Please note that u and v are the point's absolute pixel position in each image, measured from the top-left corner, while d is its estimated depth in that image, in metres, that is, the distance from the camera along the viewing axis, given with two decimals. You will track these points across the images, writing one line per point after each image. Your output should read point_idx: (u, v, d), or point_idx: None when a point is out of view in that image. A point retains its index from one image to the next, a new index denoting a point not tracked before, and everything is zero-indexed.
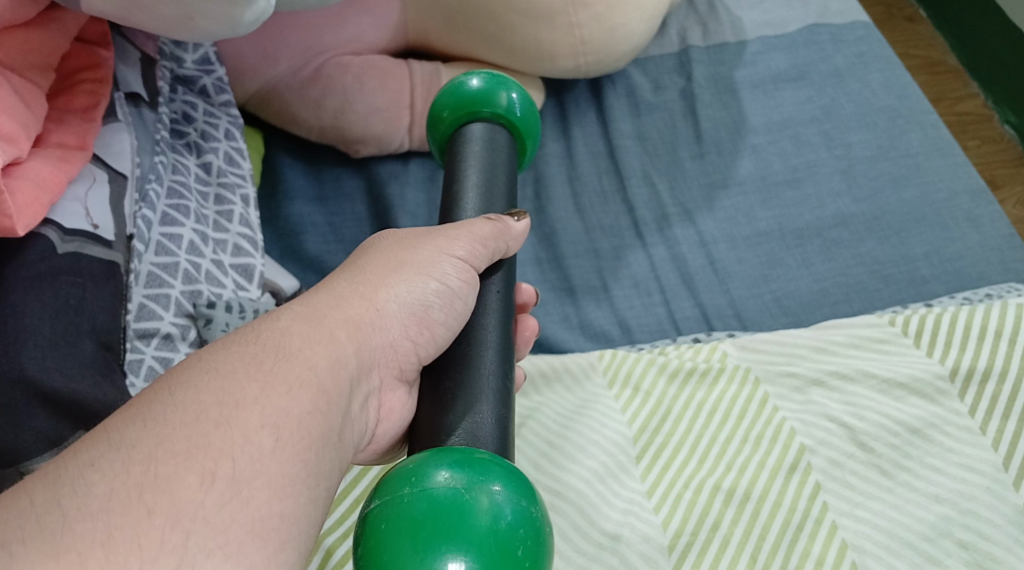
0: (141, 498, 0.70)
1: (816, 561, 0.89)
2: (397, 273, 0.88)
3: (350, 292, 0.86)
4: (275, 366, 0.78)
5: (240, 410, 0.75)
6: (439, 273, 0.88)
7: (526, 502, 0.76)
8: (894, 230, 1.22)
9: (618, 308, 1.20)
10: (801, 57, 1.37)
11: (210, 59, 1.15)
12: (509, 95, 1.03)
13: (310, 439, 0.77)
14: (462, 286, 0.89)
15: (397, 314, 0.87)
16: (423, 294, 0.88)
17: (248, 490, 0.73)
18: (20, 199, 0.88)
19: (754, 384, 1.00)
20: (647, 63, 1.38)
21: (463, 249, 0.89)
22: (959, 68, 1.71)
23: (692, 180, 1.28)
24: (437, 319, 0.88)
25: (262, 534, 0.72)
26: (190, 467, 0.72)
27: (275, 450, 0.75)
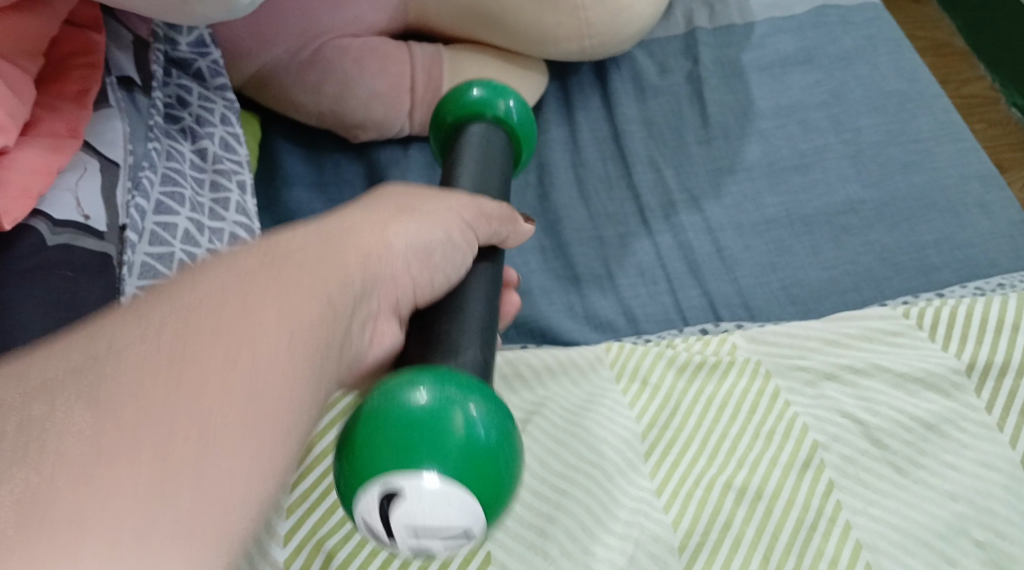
0: (144, 390, 0.67)
1: (830, 561, 0.87)
2: (408, 213, 0.84)
3: (364, 220, 0.82)
4: (290, 274, 0.75)
5: (252, 314, 0.72)
6: (445, 224, 0.85)
7: (504, 422, 0.73)
8: (904, 216, 1.20)
9: (624, 297, 1.17)
10: (809, 40, 1.35)
11: (204, 41, 1.11)
12: (508, 103, 1.02)
13: (316, 346, 0.73)
14: (462, 242, 0.86)
15: (405, 249, 0.82)
16: (431, 238, 0.84)
17: (248, 395, 0.69)
18: (7, 191, 0.86)
19: (765, 377, 0.97)
20: (653, 45, 1.35)
21: (468, 213, 0.87)
22: (966, 52, 1.68)
23: (699, 166, 1.25)
24: (437, 265, 0.84)
25: (257, 446, 0.68)
26: (200, 357, 0.69)
27: (284, 348, 0.71)
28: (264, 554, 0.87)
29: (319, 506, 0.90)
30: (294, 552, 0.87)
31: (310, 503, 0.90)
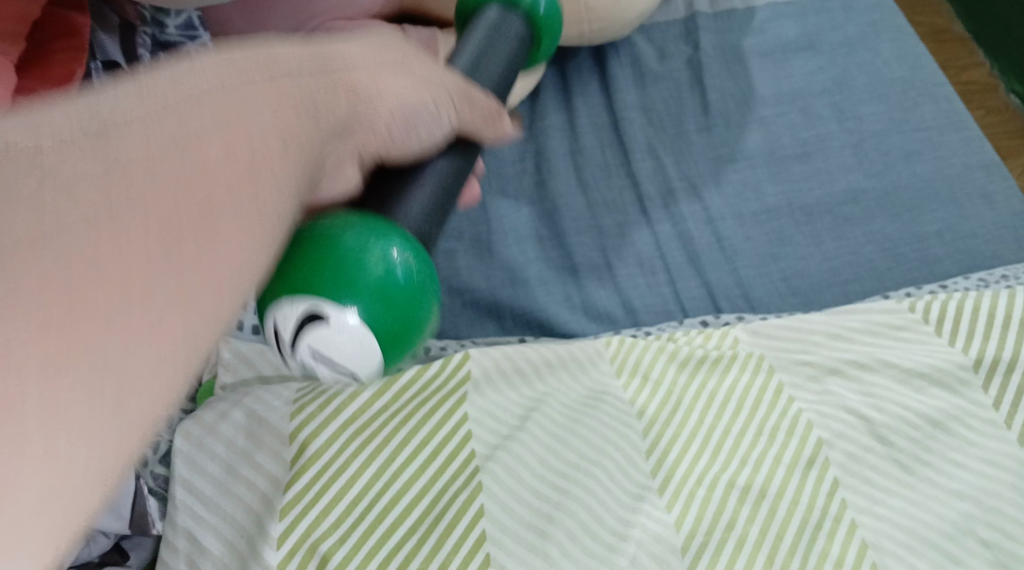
0: (76, 244, 0.60)
1: (835, 561, 0.85)
2: (399, 63, 0.74)
3: (352, 59, 0.72)
4: (262, 110, 0.67)
5: (207, 173, 0.64)
6: (436, 92, 0.75)
7: (422, 274, 0.73)
8: (907, 207, 1.18)
9: (623, 287, 1.14)
10: (811, 26, 1.32)
11: (193, 24, 1.06)
12: None
13: (278, 199, 0.67)
14: (452, 114, 0.77)
15: (390, 106, 0.72)
16: (421, 99, 0.74)
17: (177, 268, 0.62)
18: None
19: (768, 372, 0.95)
20: (653, 30, 1.33)
21: (459, 83, 0.77)
22: (965, 37, 1.66)
23: (699, 154, 1.23)
24: (418, 132, 0.75)
25: (179, 326, 0.62)
26: (151, 185, 0.63)
27: (239, 196, 0.65)
28: (257, 556, 0.83)
29: (313, 508, 0.85)
30: (289, 554, 0.83)
31: (305, 504, 0.85)
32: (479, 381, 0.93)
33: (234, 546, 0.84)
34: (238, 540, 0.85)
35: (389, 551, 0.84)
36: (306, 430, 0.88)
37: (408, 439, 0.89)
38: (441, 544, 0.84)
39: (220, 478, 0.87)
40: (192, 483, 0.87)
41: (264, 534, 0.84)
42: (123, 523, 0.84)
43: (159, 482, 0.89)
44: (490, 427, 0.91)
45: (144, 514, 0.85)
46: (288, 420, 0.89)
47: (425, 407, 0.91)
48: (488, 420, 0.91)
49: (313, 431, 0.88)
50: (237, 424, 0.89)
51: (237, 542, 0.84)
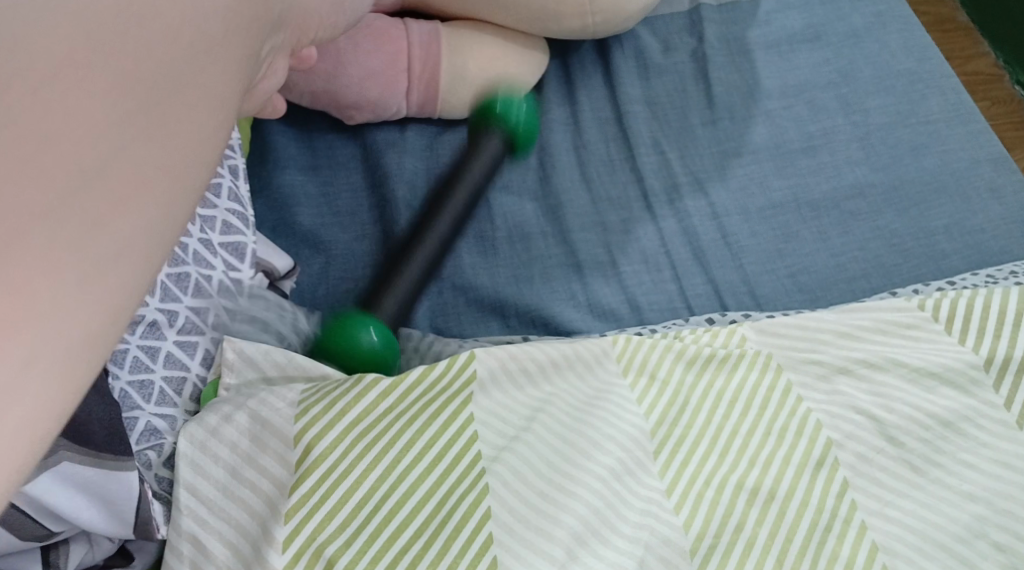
0: (59, 107, 0.58)
1: (845, 563, 0.85)
2: None
3: None
4: None
5: (170, 39, 0.62)
6: None
7: None
8: (914, 202, 1.17)
9: (628, 285, 1.13)
10: (817, 17, 1.31)
11: None
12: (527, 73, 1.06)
13: (236, 68, 0.66)
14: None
15: None
16: None
17: (150, 154, 0.61)
18: None
19: (776, 372, 0.93)
20: (656, 21, 1.31)
21: None
22: (970, 26, 1.64)
23: (704, 148, 1.21)
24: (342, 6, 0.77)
25: (159, 209, 0.62)
26: (114, 72, 0.60)
27: (202, 66, 0.64)
28: (260, 559, 0.80)
29: (317, 512, 0.81)
30: (293, 559, 0.80)
31: (310, 508, 0.81)
32: (484, 381, 0.89)
33: (238, 549, 0.81)
34: (243, 544, 0.81)
35: (395, 556, 0.81)
36: (311, 432, 0.84)
37: (414, 442, 0.85)
38: (448, 548, 0.81)
39: (224, 481, 0.83)
40: (195, 487, 0.83)
41: (268, 537, 0.80)
42: (125, 528, 0.81)
43: (164, 486, 0.85)
44: (496, 429, 0.87)
45: (148, 519, 0.81)
46: (293, 422, 0.85)
47: (431, 408, 0.87)
48: (494, 422, 0.88)
49: (319, 432, 0.84)
50: (241, 426, 0.85)
51: (241, 545, 0.81)
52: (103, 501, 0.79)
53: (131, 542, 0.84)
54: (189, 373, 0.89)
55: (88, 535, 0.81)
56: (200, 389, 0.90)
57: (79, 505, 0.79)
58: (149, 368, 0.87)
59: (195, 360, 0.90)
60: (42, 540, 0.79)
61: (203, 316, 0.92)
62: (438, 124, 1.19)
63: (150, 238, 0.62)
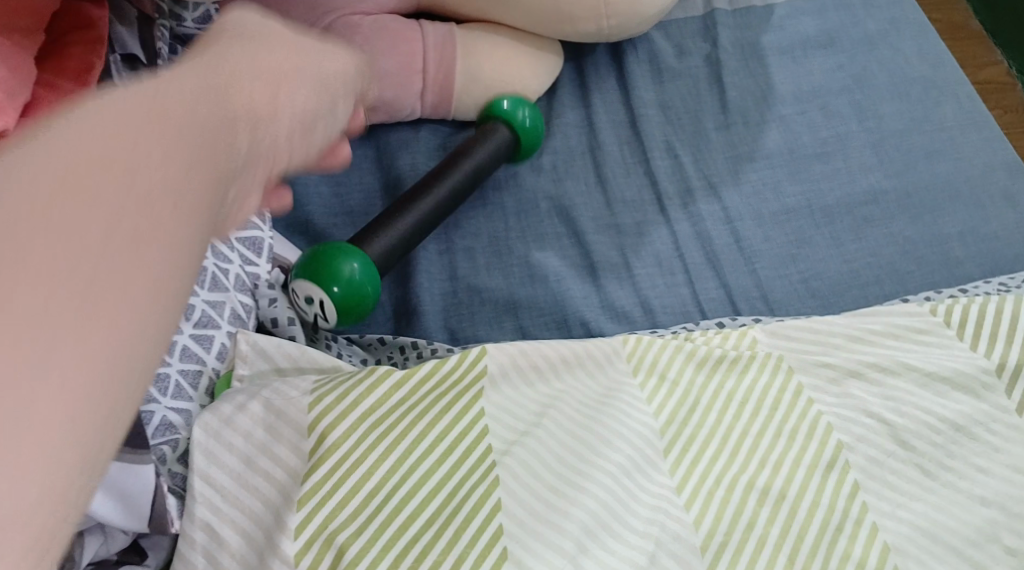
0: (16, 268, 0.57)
1: (857, 564, 0.84)
2: (293, 62, 0.73)
3: (248, 62, 0.70)
4: (170, 118, 0.64)
5: (126, 184, 0.60)
6: (332, 92, 0.75)
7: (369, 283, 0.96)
8: (928, 208, 1.17)
9: (641, 287, 1.12)
10: (832, 23, 1.31)
11: (210, 17, 1.03)
12: (523, 116, 1.14)
13: (203, 206, 0.64)
14: (342, 102, 0.77)
15: (294, 109, 0.71)
16: (320, 100, 0.74)
17: (112, 307, 0.59)
18: None
19: (787, 374, 0.93)
20: (670, 25, 1.31)
21: (344, 66, 0.77)
22: (982, 34, 1.64)
23: (717, 152, 1.21)
24: (318, 135, 0.74)
25: (124, 367, 0.58)
26: (71, 225, 0.58)
27: (168, 211, 0.62)
28: (274, 548, 0.79)
29: (331, 499, 0.81)
30: (306, 546, 0.79)
31: (322, 496, 0.81)
32: (495, 377, 0.89)
33: (252, 537, 0.81)
34: (256, 532, 0.81)
35: (406, 545, 0.80)
36: (325, 421, 0.84)
37: (425, 434, 0.85)
38: (459, 537, 0.80)
39: (238, 470, 0.83)
40: (210, 476, 0.82)
41: (282, 525, 0.80)
42: (140, 522, 0.79)
43: (177, 481, 0.84)
44: (507, 423, 0.87)
45: (164, 512, 0.80)
46: (307, 411, 0.85)
47: (442, 402, 0.86)
48: (505, 416, 0.87)
49: (332, 421, 0.84)
50: (256, 416, 0.85)
51: (255, 533, 0.81)
52: (121, 494, 0.78)
53: (144, 537, 0.82)
54: (205, 367, 0.88)
55: (104, 528, 0.80)
56: (214, 385, 0.88)
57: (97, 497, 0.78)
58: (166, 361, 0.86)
59: (211, 354, 0.89)
60: None
61: (219, 311, 0.90)
62: (452, 125, 1.20)
63: (107, 399, 0.58)
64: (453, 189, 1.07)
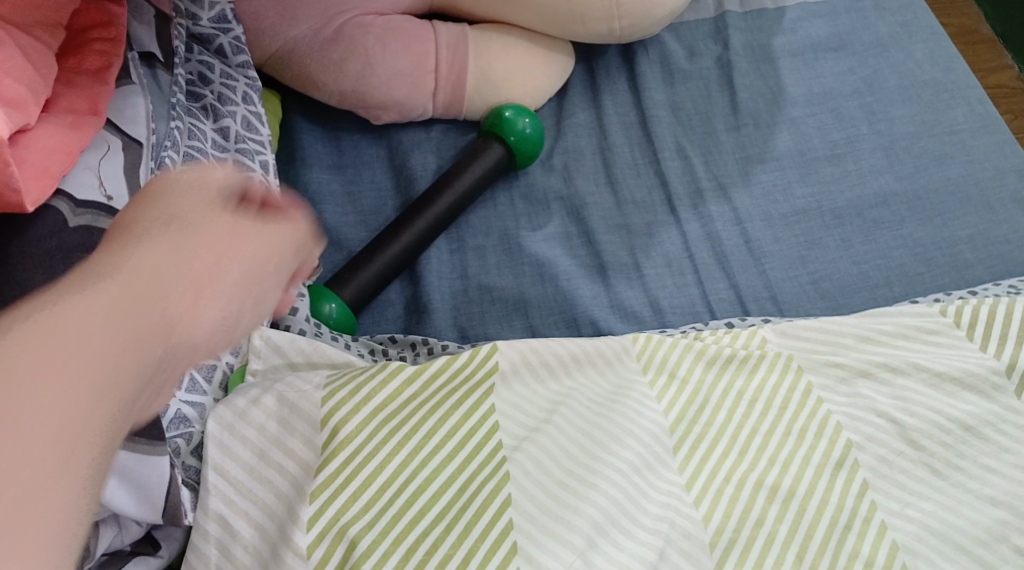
0: None
1: (866, 562, 0.85)
2: (218, 261, 0.72)
3: (169, 265, 0.70)
4: (76, 344, 0.64)
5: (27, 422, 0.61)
6: (258, 282, 0.74)
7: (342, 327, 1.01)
8: (938, 211, 1.18)
9: (651, 287, 1.13)
10: (843, 26, 1.31)
11: (226, 17, 1.03)
12: (524, 124, 1.15)
13: (108, 433, 0.63)
14: (274, 286, 0.76)
15: (212, 313, 0.71)
16: (243, 292, 0.73)
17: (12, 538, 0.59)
18: (27, 170, 0.74)
19: (796, 373, 0.93)
20: (681, 28, 1.31)
21: (285, 255, 0.76)
22: (993, 39, 1.64)
23: (728, 153, 1.22)
24: (242, 322, 0.74)
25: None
26: None
27: (68, 445, 0.61)
28: (287, 540, 0.80)
29: (342, 491, 0.82)
30: (317, 539, 0.80)
31: (334, 489, 0.82)
32: (506, 373, 0.89)
33: (265, 529, 0.82)
34: (269, 525, 0.82)
35: (417, 538, 0.81)
36: (337, 416, 0.85)
37: (436, 430, 0.85)
38: (470, 531, 0.81)
39: (251, 463, 0.84)
40: (224, 468, 0.83)
41: (295, 516, 0.81)
42: (155, 514, 0.79)
43: (190, 473, 0.84)
44: (517, 420, 0.87)
45: (178, 503, 0.80)
46: (320, 406, 0.85)
47: (453, 398, 0.87)
48: (516, 412, 0.88)
49: (345, 416, 0.85)
50: (268, 409, 0.85)
51: (267, 525, 0.82)
52: (135, 485, 0.78)
53: (158, 529, 0.83)
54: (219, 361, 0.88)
55: (118, 519, 0.80)
56: (228, 377, 0.89)
57: (111, 487, 0.77)
58: None
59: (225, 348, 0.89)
60: None
61: None
62: (463, 125, 1.20)
63: None
64: (437, 219, 1.10)
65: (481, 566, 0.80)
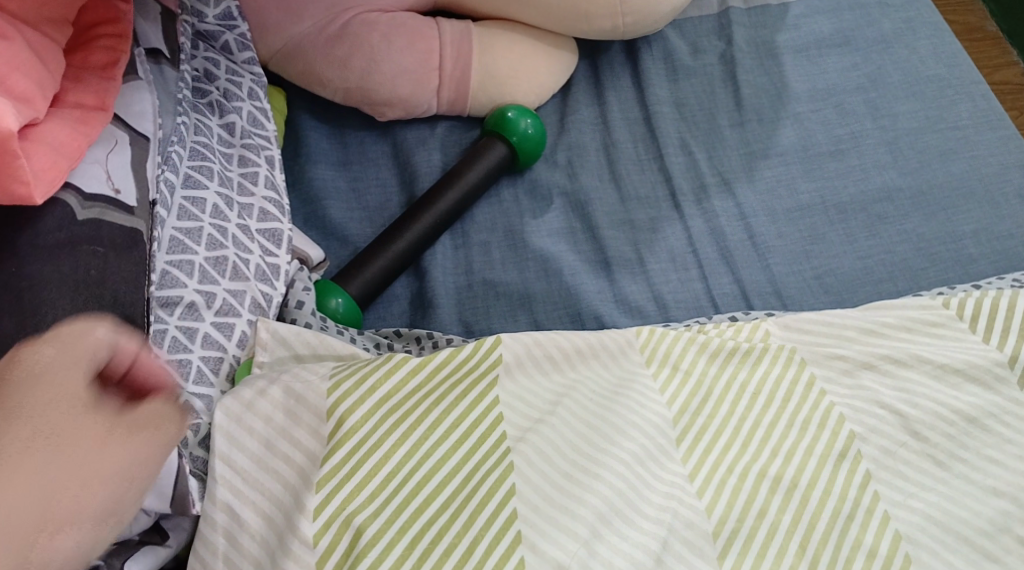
0: None
1: (868, 552, 0.85)
2: (85, 486, 0.71)
3: (27, 490, 0.68)
4: None
5: None
6: (104, 510, 0.72)
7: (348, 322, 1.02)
8: (942, 206, 1.18)
9: (655, 282, 1.13)
10: (847, 22, 1.32)
11: (232, 14, 1.03)
12: (527, 124, 1.16)
13: None
14: (118, 504, 0.73)
15: (70, 539, 0.70)
16: (100, 513, 0.71)
17: None
18: (36, 163, 0.75)
19: (799, 366, 0.94)
20: (685, 24, 1.32)
21: (139, 467, 0.74)
22: (999, 36, 1.64)
23: (731, 149, 1.22)
24: (106, 532, 0.72)
25: None
26: None
27: None
28: (293, 529, 0.81)
29: (348, 482, 0.83)
30: (324, 527, 0.81)
31: (340, 479, 0.83)
32: (510, 365, 0.90)
33: (272, 518, 0.83)
34: (275, 514, 0.83)
35: (422, 528, 0.82)
36: (343, 407, 0.85)
37: (441, 421, 0.86)
38: (474, 520, 0.82)
39: (258, 454, 0.85)
40: (231, 459, 0.84)
41: (301, 506, 0.82)
42: (163, 503, 0.81)
43: (198, 464, 0.85)
44: (521, 411, 0.88)
45: (186, 493, 0.81)
46: (325, 396, 0.86)
47: (457, 390, 0.87)
48: (520, 404, 0.88)
49: (350, 407, 0.85)
50: (275, 400, 0.86)
51: (275, 515, 0.83)
52: None
53: (165, 520, 0.84)
54: (226, 353, 0.88)
55: None
56: (235, 369, 0.89)
57: None
58: (187, 348, 0.86)
59: (231, 341, 0.89)
60: None
61: (239, 299, 0.90)
62: (467, 122, 1.20)
63: None
64: (443, 216, 1.10)
65: (485, 555, 0.80)
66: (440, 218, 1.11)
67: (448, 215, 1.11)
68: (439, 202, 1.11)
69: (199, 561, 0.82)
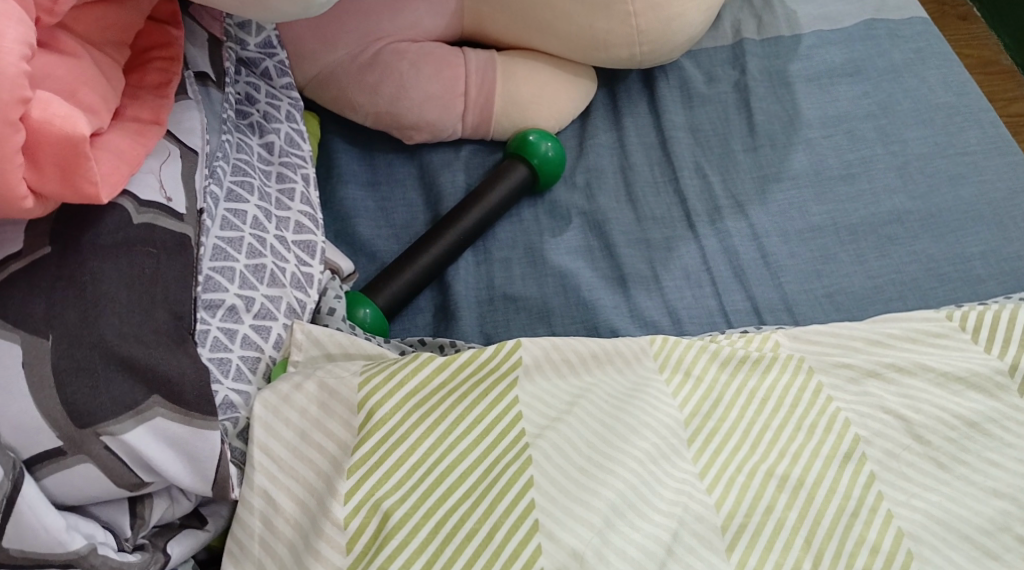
0: None
1: (872, 547, 0.89)
2: None
3: None
4: None
5: None
6: None
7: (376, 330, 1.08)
8: (951, 228, 1.23)
9: (670, 297, 1.18)
10: (858, 53, 1.37)
11: (271, 43, 1.10)
12: (547, 146, 1.21)
13: None
14: None
15: None
16: None
17: None
18: (101, 167, 0.81)
19: (807, 374, 0.98)
20: (701, 55, 1.38)
21: None
22: (1014, 69, 1.69)
23: (745, 172, 1.28)
24: None
25: None
26: None
27: None
28: (326, 513, 0.87)
29: (378, 470, 0.89)
30: (354, 510, 0.87)
31: (370, 467, 0.89)
32: (530, 367, 0.95)
33: (305, 503, 0.89)
34: (310, 500, 0.89)
35: (446, 513, 0.87)
36: (373, 400, 0.91)
37: (464, 417, 0.92)
38: (494, 507, 0.87)
39: (293, 444, 0.90)
40: (268, 448, 0.90)
41: (333, 491, 0.88)
42: (205, 486, 0.86)
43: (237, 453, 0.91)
44: (539, 410, 0.93)
45: (226, 478, 0.86)
46: (357, 391, 0.92)
47: (480, 389, 0.93)
48: (538, 404, 0.93)
49: (380, 400, 0.92)
50: (310, 394, 0.92)
51: (308, 500, 0.89)
52: (189, 457, 0.84)
53: (205, 507, 0.90)
54: (263, 354, 0.94)
55: (170, 492, 0.87)
56: (271, 369, 0.95)
57: (167, 459, 0.83)
58: (227, 348, 0.91)
59: (268, 343, 0.94)
60: (133, 492, 0.84)
61: (276, 304, 0.96)
62: (490, 145, 1.27)
63: None
64: (467, 232, 1.16)
65: (506, 540, 0.85)
66: (466, 234, 1.17)
67: (473, 232, 1.17)
68: (465, 219, 1.17)
69: (237, 543, 0.88)
